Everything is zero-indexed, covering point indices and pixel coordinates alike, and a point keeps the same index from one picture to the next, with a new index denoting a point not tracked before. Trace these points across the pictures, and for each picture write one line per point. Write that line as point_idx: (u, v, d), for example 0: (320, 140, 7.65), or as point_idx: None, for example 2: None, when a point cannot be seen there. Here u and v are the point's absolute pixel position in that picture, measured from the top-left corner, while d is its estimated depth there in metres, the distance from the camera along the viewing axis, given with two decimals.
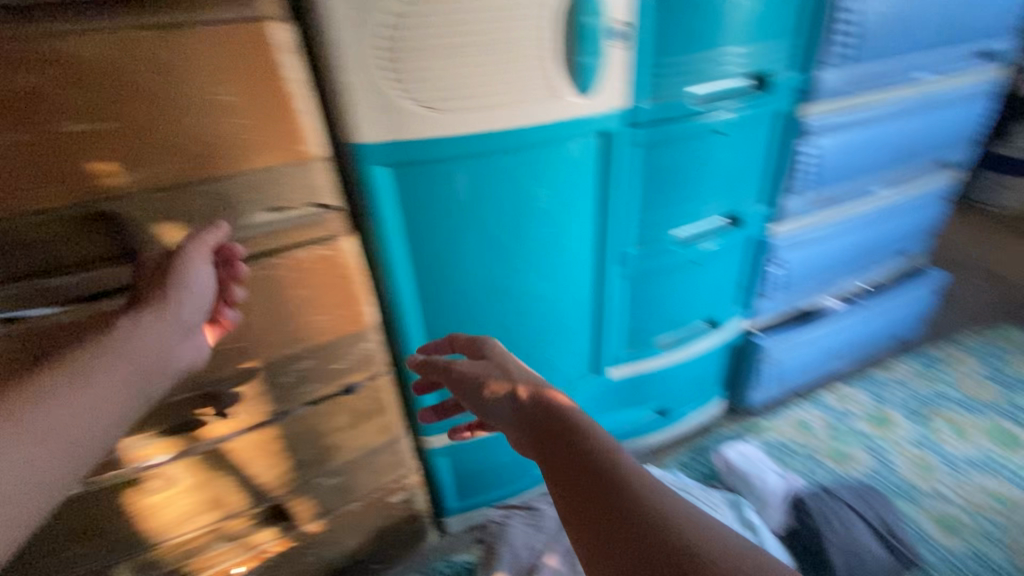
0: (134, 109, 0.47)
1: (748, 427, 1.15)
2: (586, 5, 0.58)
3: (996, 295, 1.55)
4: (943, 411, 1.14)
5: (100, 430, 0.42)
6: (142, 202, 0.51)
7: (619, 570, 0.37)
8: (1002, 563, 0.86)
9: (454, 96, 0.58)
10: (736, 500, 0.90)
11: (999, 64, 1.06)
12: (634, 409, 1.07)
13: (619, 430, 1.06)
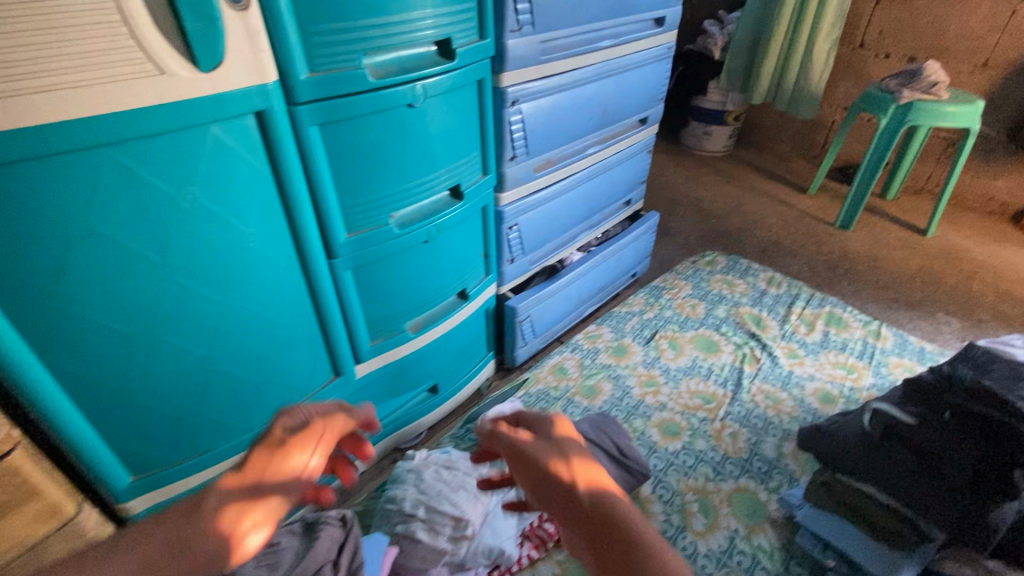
0: None
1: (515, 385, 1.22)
2: None
3: (703, 231, 1.91)
4: (665, 331, 1.36)
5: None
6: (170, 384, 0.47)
7: None
8: (704, 450, 1.05)
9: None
10: None
11: (672, 31, 1.23)
12: (401, 397, 1.03)
13: (387, 421, 1.02)
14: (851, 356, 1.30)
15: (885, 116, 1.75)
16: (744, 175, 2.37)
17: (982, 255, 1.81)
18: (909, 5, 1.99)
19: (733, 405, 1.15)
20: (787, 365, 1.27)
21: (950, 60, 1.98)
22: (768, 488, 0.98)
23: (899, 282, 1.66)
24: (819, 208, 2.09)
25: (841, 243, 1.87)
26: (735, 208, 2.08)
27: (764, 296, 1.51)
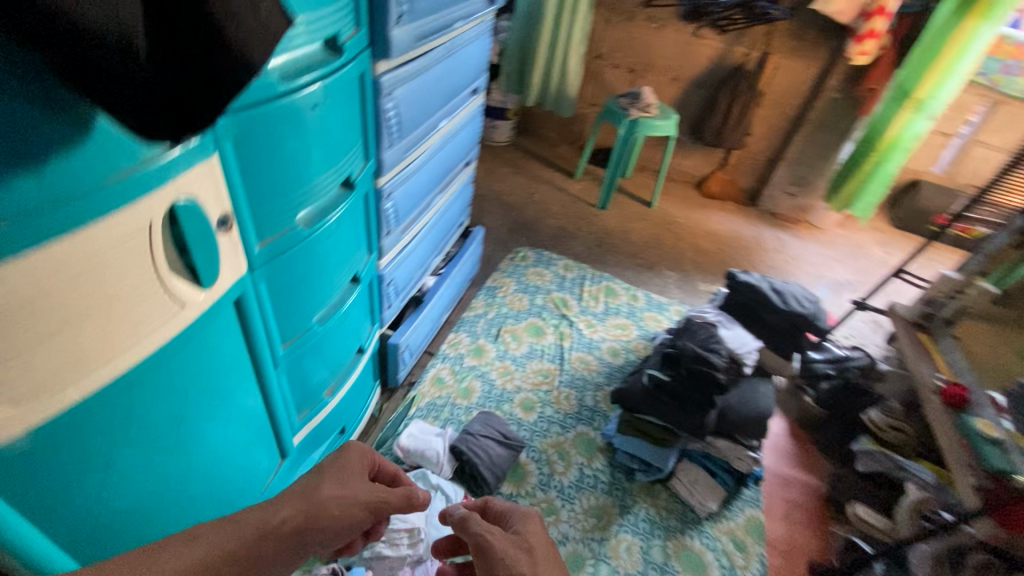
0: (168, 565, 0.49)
1: (404, 403, 1.46)
2: (186, 226, 0.56)
3: (509, 225, 2.33)
4: (506, 326, 1.75)
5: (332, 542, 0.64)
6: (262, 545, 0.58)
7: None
8: (552, 413, 1.50)
9: (69, 375, 0.49)
10: (424, 474, 1.21)
11: (480, 91, 1.51)
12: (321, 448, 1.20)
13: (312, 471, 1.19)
14: (623, 316, 1.90)
15: (622, 127, 2.38)
16: (529, 163, 2.85)
17: (683, 218, 2.66)
18: (626, 28, 2.63)
19: (563, 374, 1.63)
20: (589, 333, 1.80)
21: (655, 72, 2.71)
22: (594, 428, 1.48)
23: (642, 248, 2.37)
24: (586, 191, 2.71)
25: (603, 221, 2.50)
26: (528, 198, 2.55)
27: (565, 280, 2.01)
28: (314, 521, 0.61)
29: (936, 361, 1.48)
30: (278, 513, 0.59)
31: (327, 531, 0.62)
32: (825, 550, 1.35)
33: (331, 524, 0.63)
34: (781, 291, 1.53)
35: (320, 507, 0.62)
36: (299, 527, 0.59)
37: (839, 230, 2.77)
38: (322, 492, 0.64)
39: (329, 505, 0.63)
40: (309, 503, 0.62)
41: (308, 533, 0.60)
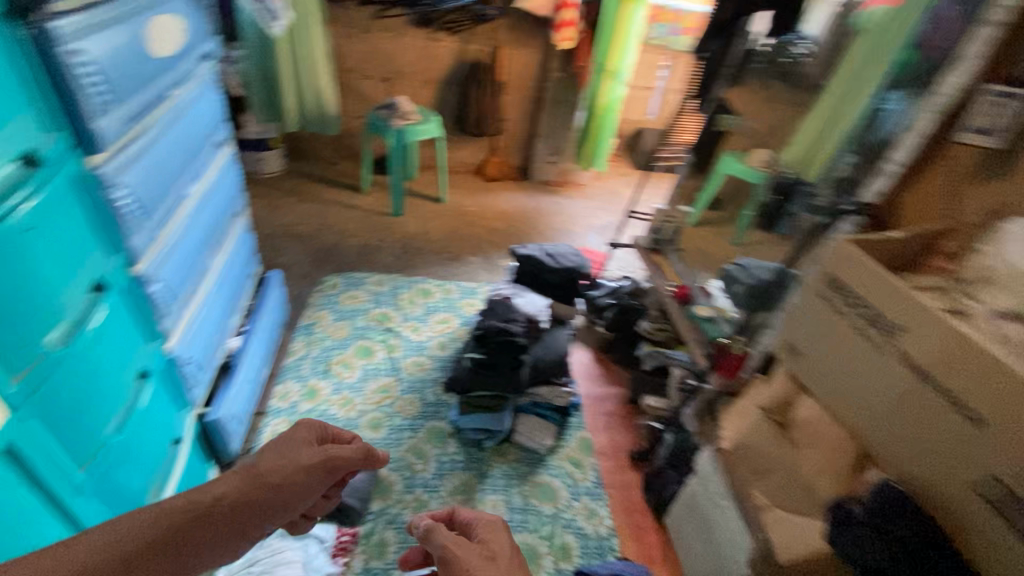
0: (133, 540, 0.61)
1: None
2: None
3: (310, 256, 2.30)
4: (334, 357, 1.79)
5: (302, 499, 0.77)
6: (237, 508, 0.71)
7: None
8: (399, 421, 1.62)
9: None
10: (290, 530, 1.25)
11: (224, 140, 1.47)
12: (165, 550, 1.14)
13: None
14: (443, 311, 2.07)
15: (390, 137, 2.50)
16: (312, 188, 2.80)
17: (473, 205, 2.91)
18: (366, 40, 2.71)
19: (402, 383, 1.74)
20: (415, 336, 1.94)
21: (407, 77, 2.86)
22: (441, 418, 1.64)
23: (444, 242, 2.55)
24: (378, 202, 2.78)
25: (402, 226, 2.62)
26: (321, 224, 2.53)
27: (380, 294, 2.11)
28: (253, 490, 0.73)
29: (668, 272, 1.97)
30: (213, 492, 0.70)
31: (270, 494, 0.73)
32: (638, 440, 1.74)
33: (275, 490, 0.74)
34: (553, 254, 1.87)
35: (261, 478, 0.74)
36: (241, 497, 0.71)
37: (599, 182, 3.32)
38: (265, 463, 0.76)
39: (268, 477, 0.74)
40: (254, 471, 0.74)
41: (247, 501, 0.72)
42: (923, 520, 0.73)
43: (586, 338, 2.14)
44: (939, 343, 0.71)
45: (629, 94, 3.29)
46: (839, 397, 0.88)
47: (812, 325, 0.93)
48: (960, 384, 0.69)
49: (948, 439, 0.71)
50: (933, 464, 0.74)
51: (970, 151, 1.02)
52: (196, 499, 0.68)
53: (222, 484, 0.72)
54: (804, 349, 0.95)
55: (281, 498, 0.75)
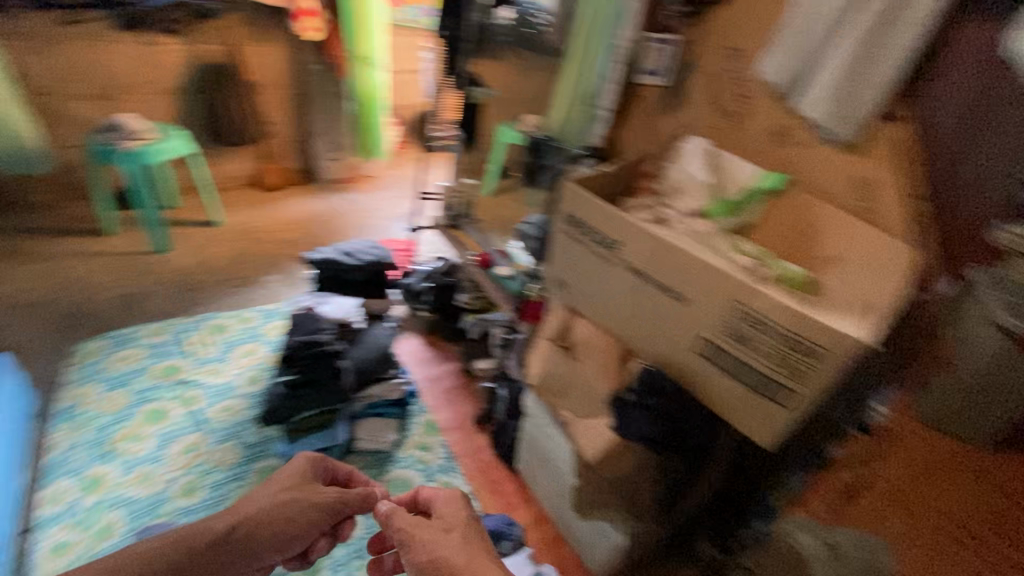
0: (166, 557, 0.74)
1: None
2: None
3: (51, 326, 1.87)
4: (116, 433, 1.53)
5: (318, 525, 0.90)
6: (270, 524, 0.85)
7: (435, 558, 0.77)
8: (218, 475, 1.46)
9: None
10: None
11: None
12: None
13: None
14: (245, 342, 1.89)
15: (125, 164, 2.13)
16: (34, 244, 2.25)
17: (255, 220, 2.65)
18: (59, 53, 2.23)
19: (212, 435, 1.56)
20: (218, 379, 1.74)
21: (131, 91, 2.44)
22: (269, 454, 1.52)
23: (230, 268, 2.29)
24: (133, 241, 2.36)
25: (173, 262, 2.28)
26: (59, 283, 2.06)
27: (161, 344, 1.83)
28: (263, 524, 0.84)
29: (469, 243, 2.06)
30: (230, 521, 0.82)
31: (272, 532, 0.84)
32: (479, 404, 1.83)
33: (282, 527, 0.86)
34: (349, 252, 1.80)
35: (271, 512, 0.85)
36: (251, 531, 0.82)
37: (390, 170, 3.27)
38: (281, 497, 0.88)
39: (286, 508, 0.87)
40: (272, 499, 0.87)
41: (251, 533, 0.82)
42: (675, 386, 0.92)
43: (412, 326, 2.14)
44: (652, 247, 0.88)
45: (396, 79, 3.26)
46: (602, 311, 1.03)
47: (571, 259, 1.05)
48: (671, 275, 0.87)
49: (673, 319, 0.90)
50: (670, 342, 0.92)
51: (650, 90, 1.28)
52: (201, 531, 0.78)
53: (230, 517, 0.82)
54: (571, 282, 1.08)
55: (284, 534, 0.86)
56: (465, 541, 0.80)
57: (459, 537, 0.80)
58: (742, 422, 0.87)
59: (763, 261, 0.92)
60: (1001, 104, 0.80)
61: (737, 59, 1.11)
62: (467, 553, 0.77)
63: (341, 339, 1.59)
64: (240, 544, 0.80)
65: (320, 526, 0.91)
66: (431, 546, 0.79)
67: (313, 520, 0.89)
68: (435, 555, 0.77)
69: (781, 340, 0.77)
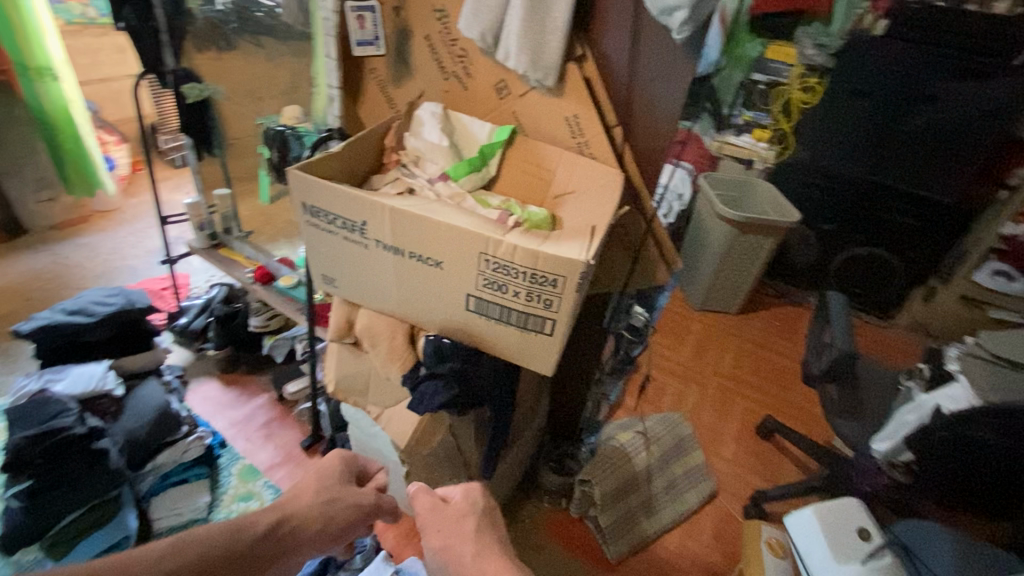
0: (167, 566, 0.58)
1: None
2: None
3: None
4: None
5: (339, 531, 0.73)
6: (296, 526, 0.70)
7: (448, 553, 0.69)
8: None
9: None
10: None
11: None
12: None
13: None
14: None
15: None
16: None
17: None
18: None
19: None
20: None
21: None
22: None
23: None
24: None
25: None
26: None
27: None
28: (308, 522, 0.71)
29: (243, 260, 1.83)
30: (259, 524, 0.67)
31: (316, 530, 0.71)
32: (303, 427, 1.68)
33: (326, 526, 0.72)
34: (78, 310, 1.46)
35: (317, 510, 0.72)
36: (298, 527, 0.70)
37: (132, 198, 2.73)
38: (321, 497, 0.74)
39: (308, 517, 0.71)
40: (317, 498, 0.74)
41: (299, 530, 0.69)
42: (463, 348, 0.95)
43: (204, 370, 1.86)
44: (393, 221, 0.86)
45: (110, 88, 2.72)
46: (374, 296, 1.00)
47: (327, 252, 0.98)
48: (420, 244, 0.87)
49: (439, 285, 0.90)
50: (442, 307, 0.93)
51: (376, 63, 1.24)
52: (245, 524, 0.66)
53: (278, 510, 0.70)
54: (339, 276, 1.01)
55: (327, 535, 0.72)
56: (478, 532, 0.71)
57: (470, 528, 0.71)
58: (525, 360, 0.93)
59: (510, 210, 0.98)
60: (646, 80, 1.01)
61: (447, 20, 1.11)
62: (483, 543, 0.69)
63: (92, 416, 1.30)
64: (258, 549, 0.65)
65: (342, 533, 0.73)
66: (443, 533, 0.71)
67: (337, 529, 0.73)
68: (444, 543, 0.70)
69: (528, 279, 0.82)
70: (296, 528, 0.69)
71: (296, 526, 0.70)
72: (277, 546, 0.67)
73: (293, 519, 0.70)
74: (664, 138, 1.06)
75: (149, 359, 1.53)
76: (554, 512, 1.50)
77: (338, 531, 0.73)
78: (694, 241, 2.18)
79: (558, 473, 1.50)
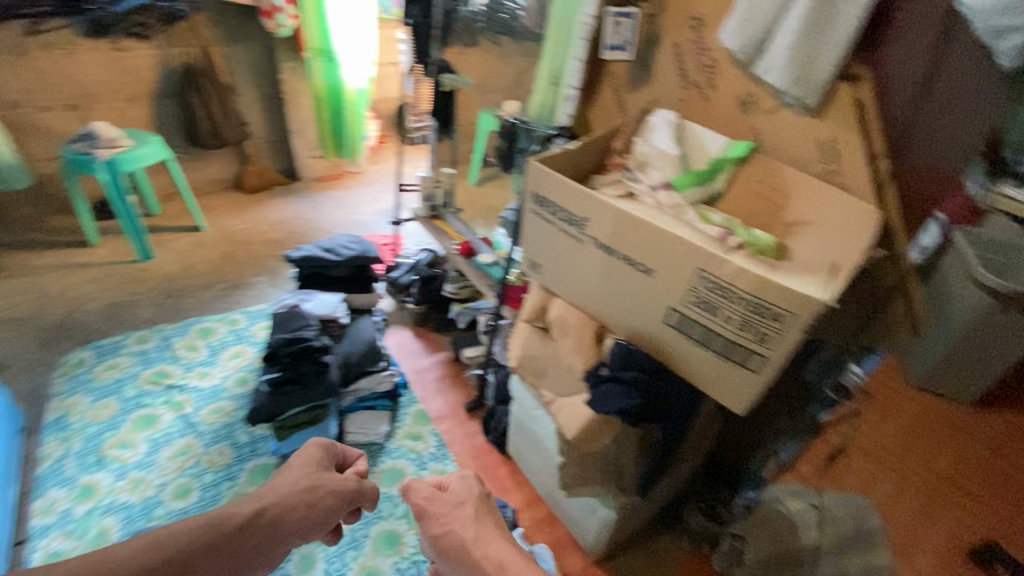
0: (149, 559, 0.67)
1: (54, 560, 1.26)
2: None
3: (35, 342, 1.87)
4: (108, 441, 1.53)
5: (328, 513, 0.86)
6: (279, 520, 0.81)
7: (446, 544, 0.88)
8: (208, 476, 1.47)
9: None
10: None
11: None
12: None
13: None
14: (234, 344, 1.90)
15: (99, 173, 2.12)
16: (19, 260, 2.25)
17: (240, 224, 2.65)
18: (25, 65, 2.22)
19: (203, 437, 1.56)
20: (207, 383, 1.74)
21: (104, 98, 2.43)
22: (262, 453, 1.53)
23: (214, 271, 2.31)
24: (116, 250, 2.37)
25: (158, 271, 2.28)
26: (42, 298, 2.06)
27: (148, 352, 1.82)
28: (290, 508, 0.83)
29: (452, 233, 2.05)
30: (249, 510, 0.79)
31: (298, 516, 0.83)
32: (468, 391, 1.84)
33: (307, 511, 0.84)
34: (330, 248, 1.80)
35: (298, 497, 0.84)
36: (280, 514, 0.81)
37: (375, 165, 3.26)
38: (302, 484, 0.86)
39: (290, 506, 0.83)
40: (295, 486, 0.85)
41: (278, 518, 0.81)
42: (649, 359, 0.93)
43: (401, 320, 2.15)
44: (616, 221, 0.88)
45: (379, 72, 3.27)
46: (574, 291, 1.04)
47: (541, 239, 1.05)
48: (635, 249, 0.87)
49: (643, 293, 0.89)
50: (640, 316, 0.92)
51: (619, 66, 1.27)
52: (227, 515, 0.77)
53: (260, 499, 0.82)
54: (544, 263, 1.08)
55: (310, 518, 0.84)
56: (474, 518, 0.91)
57: (470, 511, 0.92)
58: (717, 391, 0.88)
59: (731, 229, 0.92)
60: (939, 114, 0.86)
61: (701, 28, 1.09)
62: (477, 529, 0.88)
63: (325, 335, 1.61)
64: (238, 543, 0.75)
65: (329, 515, 0.86)
66: (443, 521, 0.90)
67: (311, 520, 0.84)
68: (447, 529, 0.89)
69: (745, 307, 0.77)
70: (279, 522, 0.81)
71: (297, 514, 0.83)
72: (257, 540, 0.77)
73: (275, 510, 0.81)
74: (945, 184, 0.88)
75: (369, 299, 1.82)
76: (694, 555, 1.41)
77: (329, 517, 0.86)
78: (951, 293, 0.91)
79: (707, 517, 1.43)
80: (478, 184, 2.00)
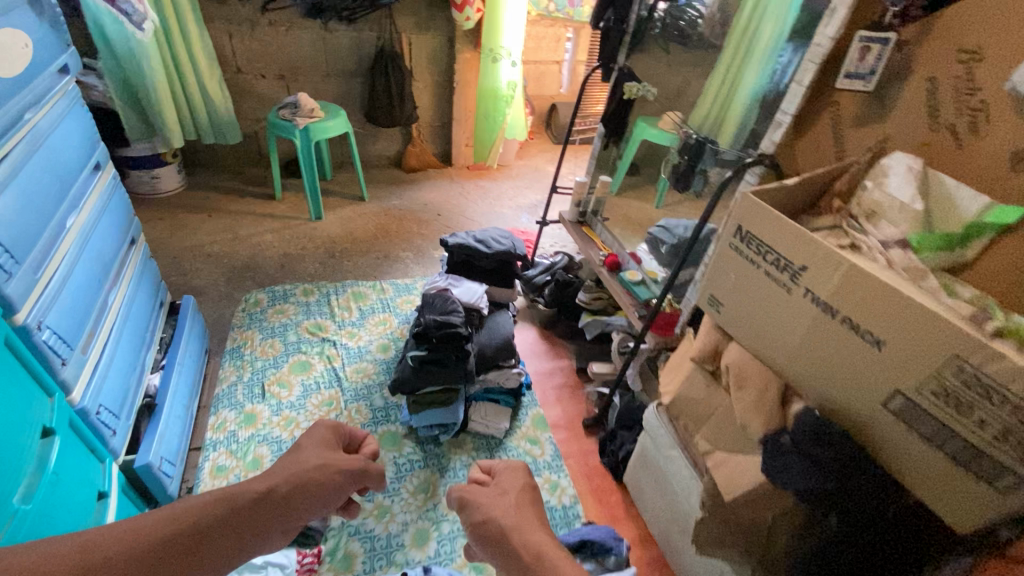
0: (157, 551, 0.63)
1: (219, 472, 1.44)
2: None
3: (225, 277, 2.18)
4: (269, 378, 1.72)
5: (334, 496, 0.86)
6: (286, 503, 0.78)
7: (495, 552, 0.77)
8: None
9: None
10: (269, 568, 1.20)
11: (103, 156, 1.34)
12: (86, 525, 1.05)
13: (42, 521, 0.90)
14: (381, 312, 2.04)
15: (296, 138, 2.38)
16: (220, 203, 2.63)
17: (398, 199, 2.86)
18: (254, 37, 2.57)
19: (346, 393, 1.69)
20: (354, 343, 1.88)
21: (308, 72, 2.74)
22: (393, 421, 1.62)
23: (369, 240, 2.51)
24: (294, 207, 2.68)
25: (325, 231, 2.53)
26: (234, 239, 2.40)
27: (310, 305, 2.02)
28: (300, 487, 0.81)
29: (598, 242, 2.01)
30: (265, 486, 0.78)
31: (311, 495, 0.82)
32: (589, 406, 1.80)
33: (318, 485, 0.83)
34: (483, 240, 1.85)
35: (303, 476, 0.83)
36: (291, 494, 0.79)
37: (521, 161, 3.36)
38: (310, 464, 0.86)
39: (309, 479, 0.83)
40: (306, 467, 0.85)
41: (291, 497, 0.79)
42: (851, 440, 0.80)
43: (529, 319, 2.17)
44: (844, 280, 0.77)
45: (542, 70, 3.40)
46: (765, 341, 0.93)
47: (734, 277, 0.96)
48: (867, 314, 0.75)
49: (864, 366, 0.77)
50: (851, 388, 0.80)
51: (847, 97, 1.11)
52: (236, 493, 0.74)
53: (270, 479, 0.80)
54: (728, 302, 0.99)
55: (322, 493, 0.83)
56: (517, 506, 0.83)
57: (513, 500, 0.84)
58: (935, 499, 0.74)
59: (988, 311, 0.76)
60: None
61: (976, 64, 0.91)
62: (519, 517, 0.80)
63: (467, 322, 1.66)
64: (250, 524, 0.72)
65: (338, 491, 0.87)
66: (487, 508, 0.83)
67: (316, 500, 0.82)
68: (489, 516, 0.81)
69: (1014, 414, 0.62)
70: (290, 505, 0.78)
71: (308, 494, 0.82)
72: (267, 519, 0.75)
73: (288, 485, 0.80)
74: None
75: (510, 295, 1.86)
76: None
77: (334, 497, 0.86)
78: None
79: None
80: (619, 191, 2.00)
